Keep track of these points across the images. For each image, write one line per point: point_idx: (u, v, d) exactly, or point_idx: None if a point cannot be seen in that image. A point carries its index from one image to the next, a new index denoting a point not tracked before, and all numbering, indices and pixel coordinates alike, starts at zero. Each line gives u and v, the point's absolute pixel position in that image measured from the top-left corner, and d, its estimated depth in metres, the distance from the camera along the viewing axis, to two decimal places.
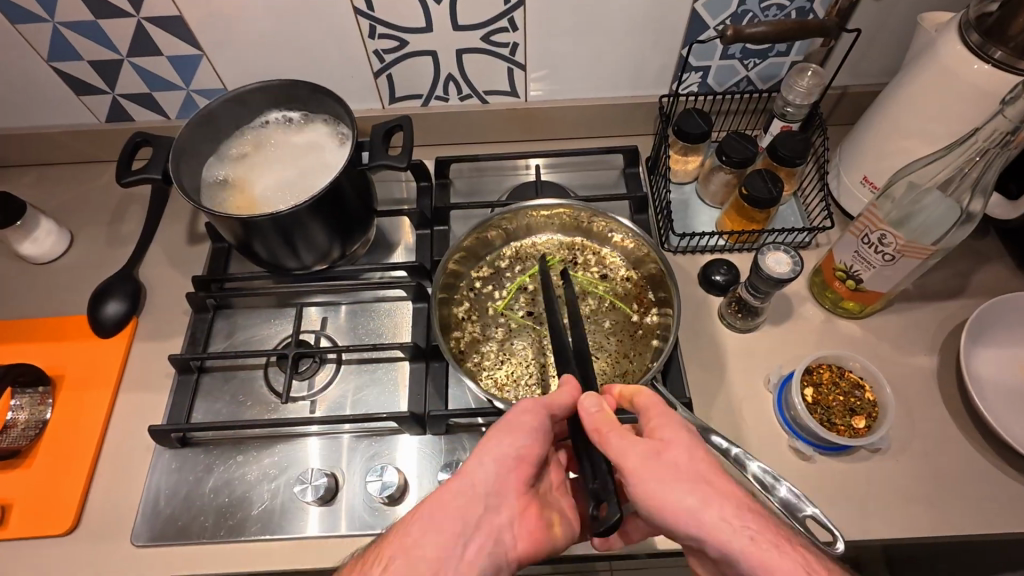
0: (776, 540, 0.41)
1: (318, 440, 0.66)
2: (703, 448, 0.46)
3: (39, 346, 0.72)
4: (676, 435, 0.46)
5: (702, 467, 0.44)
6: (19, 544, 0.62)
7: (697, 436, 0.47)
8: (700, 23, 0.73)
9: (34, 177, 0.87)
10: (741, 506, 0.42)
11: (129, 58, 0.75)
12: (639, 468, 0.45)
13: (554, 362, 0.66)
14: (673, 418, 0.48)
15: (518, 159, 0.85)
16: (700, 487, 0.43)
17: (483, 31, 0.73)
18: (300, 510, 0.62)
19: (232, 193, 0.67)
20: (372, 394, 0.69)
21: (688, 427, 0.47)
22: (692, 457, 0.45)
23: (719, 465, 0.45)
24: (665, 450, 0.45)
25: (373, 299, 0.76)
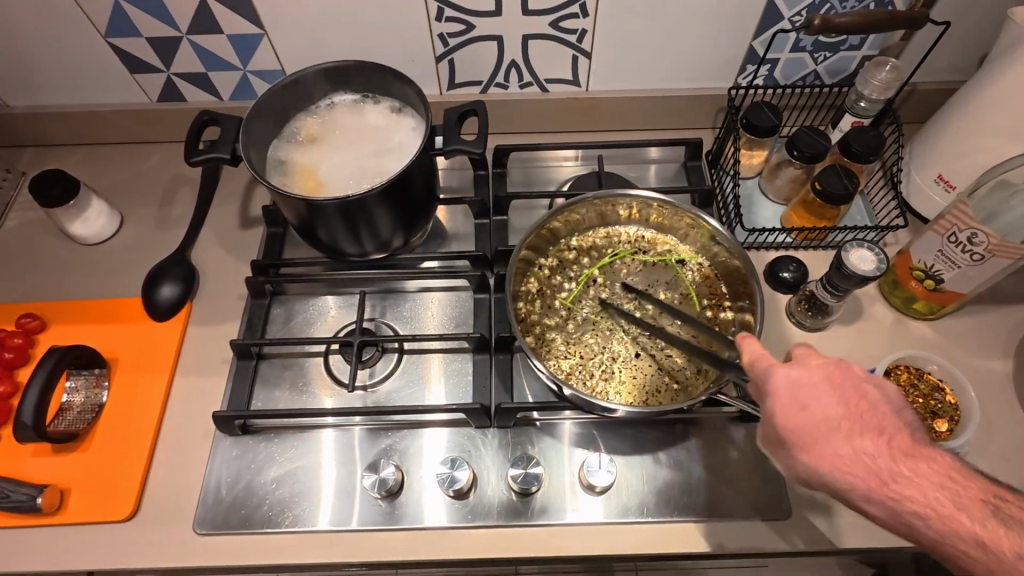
0: (948, 511, 0.40)
1: (333, 432, 0.65)
2: (836, 415, 0.44)
3: (93, 328, 0.71)
4: (807, 407, 0.45)
5: (838, 444, 0.43)
6: (78, 530, 0.60)
7: (832, 395, 0.45)
8: (775, 13, 0.71)
9: (84, 157, 0.86)
10: (892, 484, 0.41)
11: (189, 36, 0.73)
12: (784, 462, 0.47)
13: (624, 356, 0.65)
14: (796, 386, 0.45)
15: (550, 151, 0.82)
16: (847, 472, 0.43)
17: (552, 17, 0.71)
18: (313, 503, 0.61)
19: (298, 176, 0.65)
20: (400, 384, 0.67)
21: (813, 391, 0.45)
22: (827, 434, 0.44)
23: (861, 429, 0.44)
24: (799, 437, 0.44)
25: (418, 289, 0.74)
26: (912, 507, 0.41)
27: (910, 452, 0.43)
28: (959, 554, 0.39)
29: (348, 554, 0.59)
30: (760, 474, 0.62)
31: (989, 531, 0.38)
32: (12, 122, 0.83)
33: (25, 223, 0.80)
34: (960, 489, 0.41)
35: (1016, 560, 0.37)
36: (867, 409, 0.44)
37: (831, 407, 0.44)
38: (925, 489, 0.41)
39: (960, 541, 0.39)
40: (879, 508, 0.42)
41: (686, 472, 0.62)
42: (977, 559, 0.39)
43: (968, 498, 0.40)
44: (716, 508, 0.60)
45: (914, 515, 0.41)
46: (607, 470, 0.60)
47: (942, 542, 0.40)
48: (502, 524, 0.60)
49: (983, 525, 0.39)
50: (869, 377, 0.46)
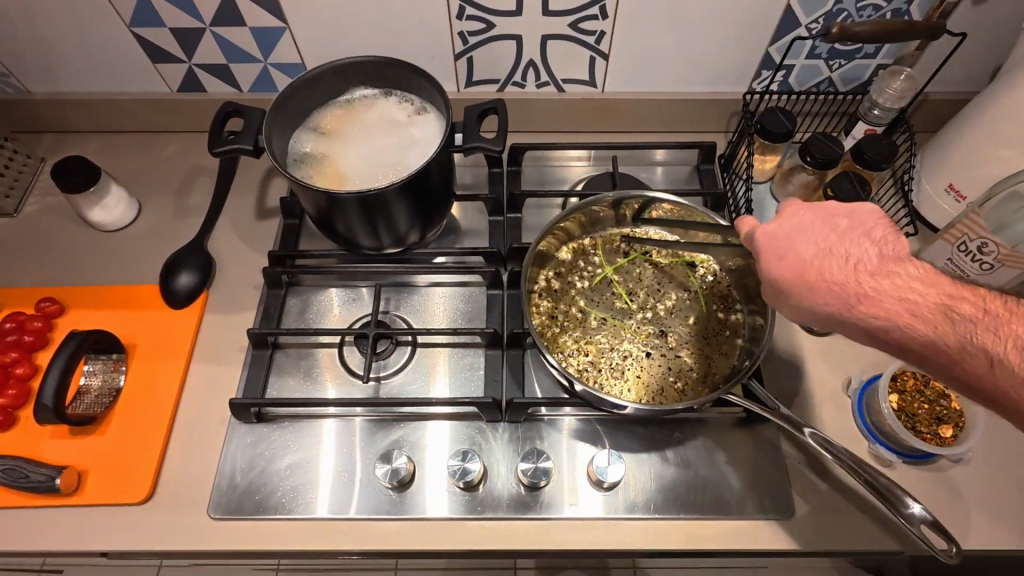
0: (914, 315, 0.44)
1: (334, 421, 0.66)
2: (810, 253, 0.49)
3: (110, 312, 0.72)
4: (784, 256, 0.50)
5: (815, 274, 0.48)
6: (93, 511, 0.61)
7: (813, 233, 0.50)
8: (793, 19, 0.72)
9: (102, 144, 0.87)
10: (863, 303, 0.45)
11: (212, 28, 0.74)
12: (784, 314, 0.51)
13: (635, 354, 0.66)
14: (774, 241, 0.51)
15: (559, 150, 0.83)
16: (829, 296, 0.47)
17: (572, 18, 0.72)
18: (321, 491, 0.62)
19: (319, 168, 0.66)
20: (407, 378, 0.68)
21: (787, 240, 0.50)
22: (806, 273, 0.48)
23: (830, 260, 0.48)
24: (777, 282, 0.50)
25: (427, 284, 0.75)
26: (878, 320, 0.45)
27: (892, 270, 0.46)
28: (929, 354, 0.43)
29: (346, 543, 0.60)
30: (766, 474, 0.63)
31: (941, 326, 0.42)
32: (33, 108, 0.84)
33: (45, 209, 0.81)
34: (906, 297, 0.44)
35: (955, 351, 0.42)
36: (838, 242, 0.48)
37: (806, 248, 0.49)
38: (887, 301, 0.45)
39: (936, 345, 0.43)
40: (864, 327, 0.46)
41: (694, 471, 0.63)
42: (949, 355, 0.42)
43: (927, 307, 0.43)
44: (722, 506, 0.61)
45: (881, 328, 0.45)
46: (615, 466, 0.61)
47: (918, 346, 0.44)
48: (510, 516, 0.61)
49: (937, 327, 0.43)
50: (845, 215, 0.50)
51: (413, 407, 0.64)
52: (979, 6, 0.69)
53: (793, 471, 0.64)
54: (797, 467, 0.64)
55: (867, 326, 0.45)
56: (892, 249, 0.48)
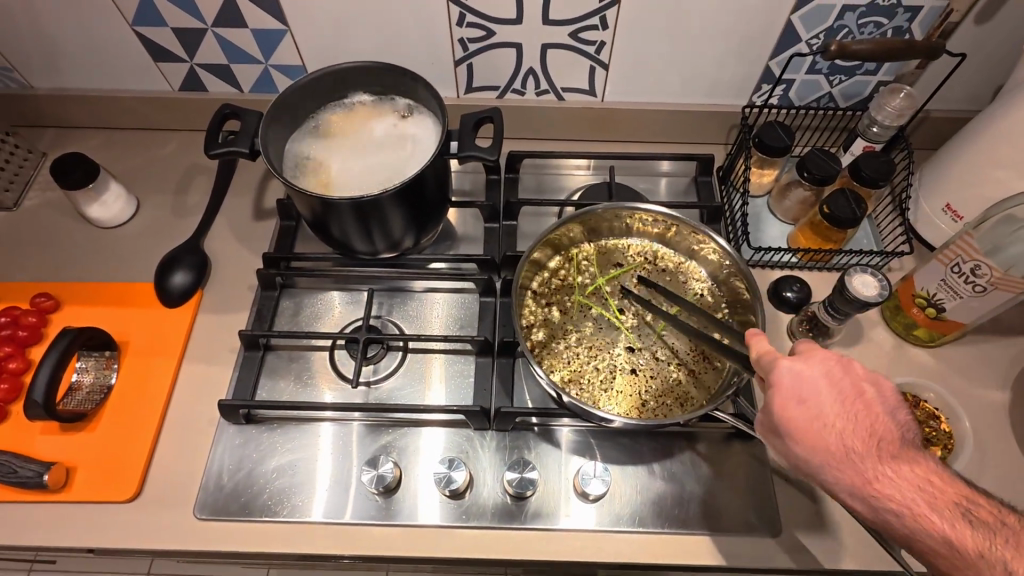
0: (921, 511, 0.42)
1: (332, 425, 0.66)
2: (832, 409, 0.46)
3: (105, 309, 0.72)
4: (804, 401, 0.46)
5: (834, 437, 0.45)
6: (81, 508, 0.62)
7: (828, 391, 0.47)
8: (794, 34, 0.72)
9: (103, 141, 0.88)
10: (878, 484, 0.43)
11: (214, 29, 0.74)
12: (779, 453, 0.49)
13: (624, 366, 0.65)
14: (798, 380, 0.47)
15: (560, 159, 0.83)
16: (844, 466, 0.44)
17: (572, 27, 0.72)
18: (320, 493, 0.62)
19: (314, 173, 0.66)
20: (399, 383, 0.68)
21: (811, 386, 0.47)
22: (824, 431, 0.46)
23: (852, 424, 0.45)
24: (793, 427, 0.46)
25: (421, 290, 0.75)
26: (890, 505, 0.42)
27: (904, 460, 0.44)
28: (932, 552, 0.41)
29: (333, 546, 0.60)
30: (752, 490, 0.63)
31: (958, 533, 0.40)
32: (36, 103, 0.85)
33: (44, 204, 0.82)
34: (932, 492, 0.42)
35: (964, 559, 0.40)
36: (864, 407, 0.46)
37: (828, 403, 0.46)
38: (909, 491, 0.42)
39: (931, 540, 0.41)
40: (861, 503, 0.44)
41: (679, 485, 0.63)
42: (944, 554, 0.41)
43: (949, 510, 0.41)
44: (707, 521, 0.61)
45: (891, 513, 0.43)
46: (602, 478, 0.61)
47: (921, 538, 0.42)
48: (495, 526, 0.61)
49: (953, 528, 0.40)
50: (869, 376, 0.48)
51: (406, 413, 0.64)
52: (981, 25, 0.69)
53: (780, 488, 0.63)
54: (784, 484, 0.63)
55: (869, 501, 0.44)
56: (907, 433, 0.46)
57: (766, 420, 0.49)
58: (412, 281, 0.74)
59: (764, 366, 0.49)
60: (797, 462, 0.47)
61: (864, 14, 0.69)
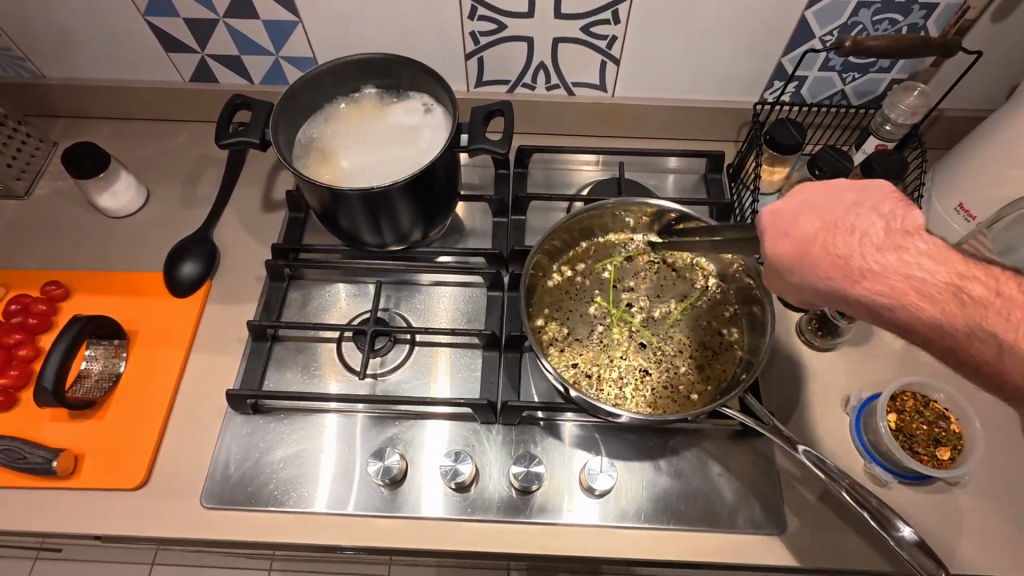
0: (912, 299, 0.41)
1: (335, 417, 0.66)
2: (813, 227, 0.47)
3: (115, 298, 0.72)
4: (786, 231, 0.48)
5: (815, 245, 0.46)
6: (89, 496, 0.62)
7: (812, 215, 0.48)
8: (807, 31, 0.71)
9: (114, 131, 0.88)
10: (866, 278, 0.43)
11: (226, 20, 0.74)
12: (788, 293, 0.50)
13: (631, 360, 0.65)
14: (778, 216, 0.49)
15: (570, 154, 0.83)
16: (820, 275, 0.46)
17: (584, 21, 0.72)
18: (328, 485, 0.62)
19: (324, 163, 0.66)
20: (406, 375, 0.68)
21: (793, 216, 0.48)
22: (800, 245, 0.47)
23: (833, 233, 0.46)
24: (774, 258, 0.48)
25: (430, 283, 0.75)
26: (880, 296, 0.42)
27: (884, 244, 0.43)
28: (930, 340, 0.42)
29: (340, 537, 0.60)
30: (760, 488, 0.62)
31: (946, 313, 0.40)
32: (48, 92, 0.85)
33: (55, 193, 0.82)
34: (895, 275, 0.42)
35: (939, 328, 0.41)
36: (844, 218, 0.46)
37: (810, 226, 0.47)
38: (882, 278, 0.42)
39: (910, 316, 0.42)
40: (852, 300, 0.44)
41: (686, 481, 0.63)
42: (930, 332, 0.41)
43: (945, 285, 0.41)
44: (713, 518, 0.61)
45: (885, 305, 0.42)
46: (607, 473, 0.61)
47: (894, 316, 0.43)
48: (501, 519, 0.61)
49: (946, 309, 0.40)
50: (852, 195, 0.48)
51: (414, 405, 0.64)
52: (998, 22, 0.68)
53: (788, 487, 0.63)
54: (792, 482, 0.63)
55: (850, 295, 0.44)
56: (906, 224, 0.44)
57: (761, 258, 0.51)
58: (421, 274, 0.74)
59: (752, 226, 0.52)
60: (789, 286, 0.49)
61: (879, 11, 0.69)
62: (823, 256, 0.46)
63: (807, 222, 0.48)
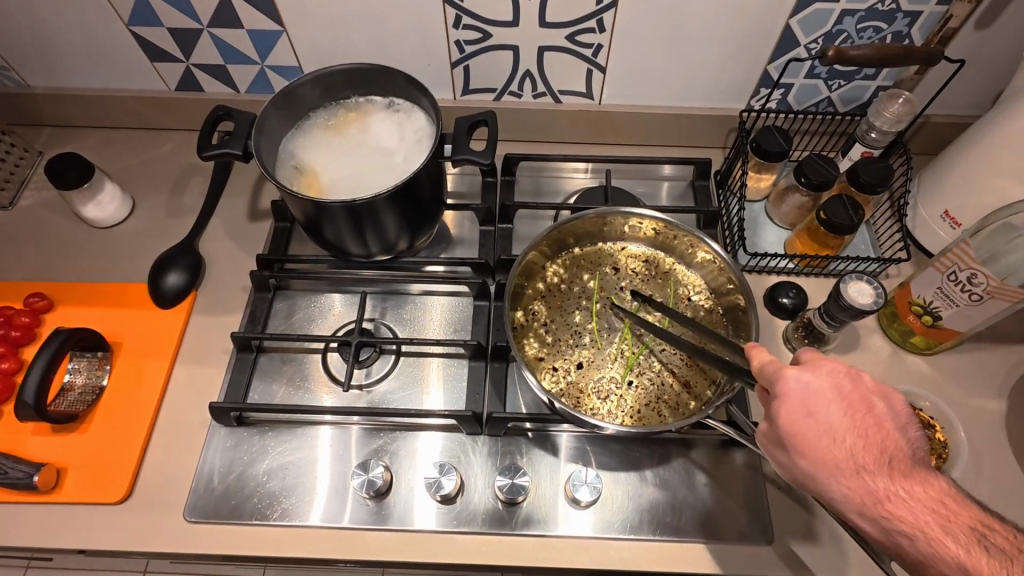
0: (938, 538, 0.38)
1: (330, 429, 0.65)
2: (840, 424, 0.43)
3: (99, 310, 0.72)
4: (810, 414, 0.43)
5: (838, 449, 0.42)
6: (71, 509, 0.61)
7: (835, 403, 0.44)
8: (792, 39, 0.71)
9: (100, 140, 0.87)
10: (885, 502, 0.40)
11: (210, 29, 0.74)
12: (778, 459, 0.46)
13: (616, 372, 0.63)
14: (806, 390, 0.44)
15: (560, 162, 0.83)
16: (831, 476, 0.42)
17: (569, 30, 0.72)
18: (320, 498, 0.62)
19: (306, 175, 0.66)
20: (396, 385, 0.68)
21: (819, 397, 0.44)
22: (815, 433, 0.43)
23: (863, 440, 0.42)
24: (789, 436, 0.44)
25: (419, 292, 0.75)
26: (902, 527, 0.39)
27: (899, 470, 0.41)
28: None
29: (326, 550, 0.60)
30: (745, 497, 0.62)
31: (973, 558, 0.36)
32: (32, 101, 0.84)
33: (40, 203, 0.82)
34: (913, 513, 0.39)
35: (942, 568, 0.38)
36: (873, 425, 0.43)
37: (835, 416, 0.43)
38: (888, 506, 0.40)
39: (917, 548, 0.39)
40: (870, 519, 0.41)
41: (672, 490, 0.63)
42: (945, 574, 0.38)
43: (958, 524, 0.38)
44: (699, 528, 0.61)
45: (902, 536, 0.39)
46: (593, 483, 0.60)
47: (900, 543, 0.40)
48: (487, 532, 0.60)
49: (969, 552, 0.37)
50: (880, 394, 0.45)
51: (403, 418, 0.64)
52: (981, 30, 0.68)
53: (773, 495, 0.63)
54: (777, 491, 0.63)
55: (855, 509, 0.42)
56: (924, 453, 0.42)
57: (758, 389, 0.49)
58: (409, 284, 0.74)
59: (769, 378, 0.45)
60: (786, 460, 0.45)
61: (863, 19, 0.69)
62: (835, 456, 0.42)
63: (827, 411, 0.43)
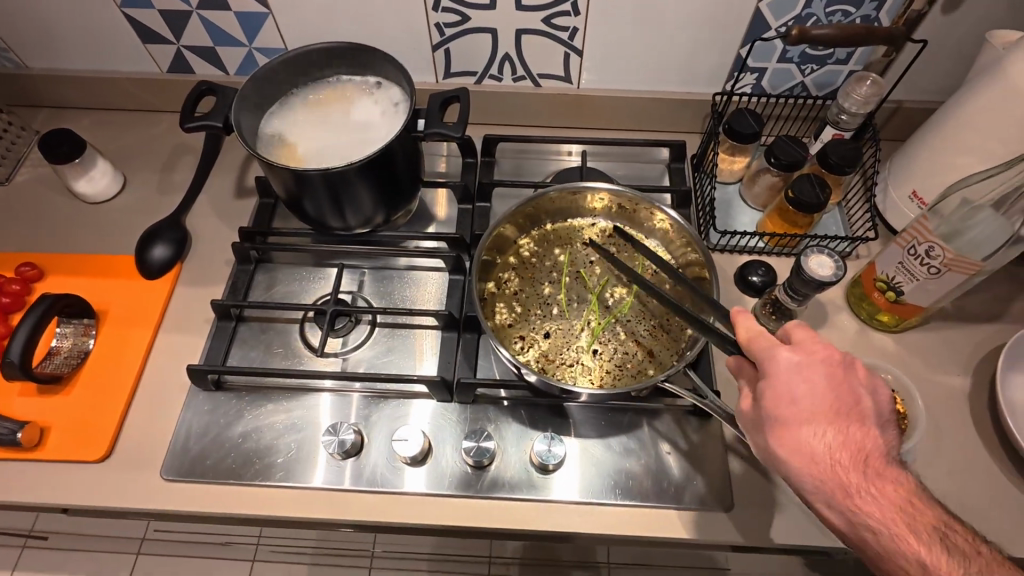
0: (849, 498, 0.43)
1: (331, 395, 0.67)
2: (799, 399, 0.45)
3: (87, 281, 0.74)
4: (796, 401, 0.45)
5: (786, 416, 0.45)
6: (53, 467, 0.64)
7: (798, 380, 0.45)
8: (762, 22, 0.73)
9: (95, 121, 0.90)
10: (857, 496, 0.43)
11: (198, 11, 0.76)
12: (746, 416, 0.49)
13: (582, 339, 0.64)
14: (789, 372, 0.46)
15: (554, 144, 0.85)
16: (816, 467, 0.44)
17: (545, 13, 0.74)
18: (305, 462, 0.63)
19: (285, 149, 0.68)
20: (392, 358, 0.70)
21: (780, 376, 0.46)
22: (816, 422, 0.45)
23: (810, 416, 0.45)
24: (776, 420, 0.46)
25: (407, 267, 0.77)
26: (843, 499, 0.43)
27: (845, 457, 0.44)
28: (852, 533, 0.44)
29: (297, 509, 0.61)
30: (707, 464, 0.63)
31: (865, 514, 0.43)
32: (30, 82, 0.87)
33: (36, 179, 0.84)
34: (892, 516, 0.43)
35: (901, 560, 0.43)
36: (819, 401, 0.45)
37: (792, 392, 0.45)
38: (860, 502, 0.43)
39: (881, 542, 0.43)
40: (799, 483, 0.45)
41: (635, 459, 0.64)
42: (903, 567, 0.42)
43: (879, 508, 0.43)
44: (660, 494, 0.62)
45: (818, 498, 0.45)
46: (557, 452, 0.61)
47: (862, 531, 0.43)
48: (456, 495, 0.62)
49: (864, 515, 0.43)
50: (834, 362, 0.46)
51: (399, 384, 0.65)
52: (947, 14, 0.70)
53: (735, 465, 0.64)
54: (739, 461, 0.64)
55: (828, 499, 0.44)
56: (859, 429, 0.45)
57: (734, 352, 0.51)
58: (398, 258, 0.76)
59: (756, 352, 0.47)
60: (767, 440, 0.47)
61: (831, 3, 0.70)
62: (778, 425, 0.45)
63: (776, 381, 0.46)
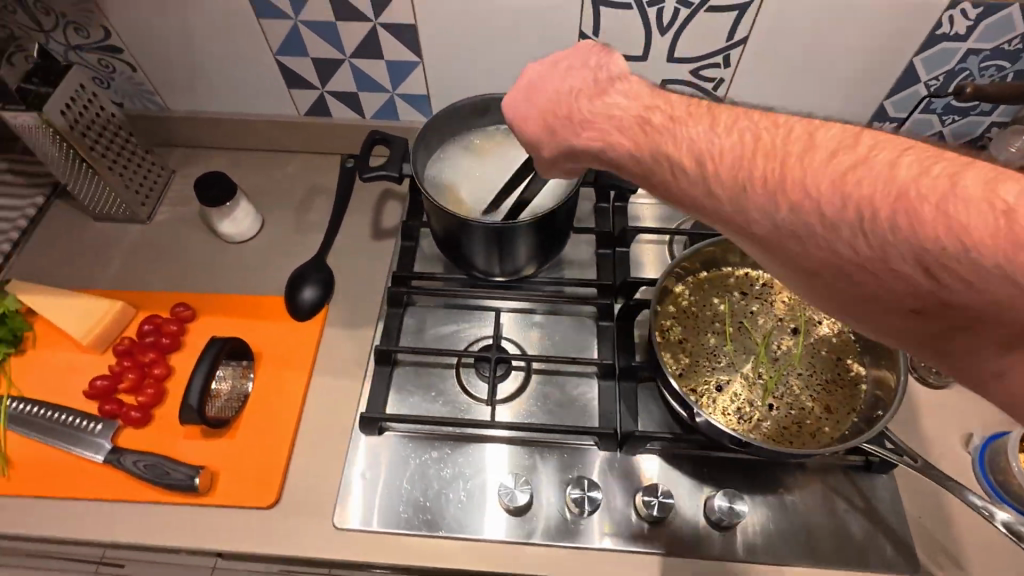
0: (828, 211, 0.33)
1: (465, 444, 0.67)
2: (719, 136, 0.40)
3: (240, 321, 0.75)
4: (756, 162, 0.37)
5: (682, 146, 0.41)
6: (222, 512, 0.63)
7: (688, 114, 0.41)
8: (913, 75, 0.74)
9: (228, 161, 0.92)
10: (874, 198, 0.32)
11: (351, 59, 0.78)
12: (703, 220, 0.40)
13: (757, 393, 0.64)
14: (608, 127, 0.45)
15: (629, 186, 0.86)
16: (815, 208, 0.34)
17: (695, 65, 0.75)
18: (453, 511, 0.63)
19: (454, 199, 0.70)
20: (532, 403, 0.70)
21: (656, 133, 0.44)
22: (771, 175, 0.36)
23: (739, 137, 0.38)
24: (784, 193, 0.35)
25: (545, 312, 0.77)
26: (811, 213, 0.34)
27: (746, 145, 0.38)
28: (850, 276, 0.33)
29: (473, 562, 0.61)
30: (887, 524, 0.62)
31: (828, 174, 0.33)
32: (170, 124, 0.90)
33: (177, 219, 0.86)
34: (864, 160, 0.33)
35: (895, 270, 0.32)
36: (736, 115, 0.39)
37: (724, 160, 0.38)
38: (838, 157, 0.34)
39: (882, 206, 0.32)
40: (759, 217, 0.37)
41: (812, 517, 0.63)
42: (905, 241, 0.31)
43: (795, 186, 0.35)
44: (843, 555, 0.61)
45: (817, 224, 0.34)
46: (736, 506, 0.60)
47: (847, 214, 0.33)
48: (634, 551, 0.61)
49: (840, 214, 0.33)
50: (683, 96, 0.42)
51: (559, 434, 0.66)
52: None
53: (914, 524, 0.63)
54: (918, 520, 0.63)
55: (797, 186, 0.35)
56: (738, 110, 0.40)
57: (643, 171, 0.44)
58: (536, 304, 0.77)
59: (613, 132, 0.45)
60: (709, 175, 0.39)
61: (987, 58, 0.71)
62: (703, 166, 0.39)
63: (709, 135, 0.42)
